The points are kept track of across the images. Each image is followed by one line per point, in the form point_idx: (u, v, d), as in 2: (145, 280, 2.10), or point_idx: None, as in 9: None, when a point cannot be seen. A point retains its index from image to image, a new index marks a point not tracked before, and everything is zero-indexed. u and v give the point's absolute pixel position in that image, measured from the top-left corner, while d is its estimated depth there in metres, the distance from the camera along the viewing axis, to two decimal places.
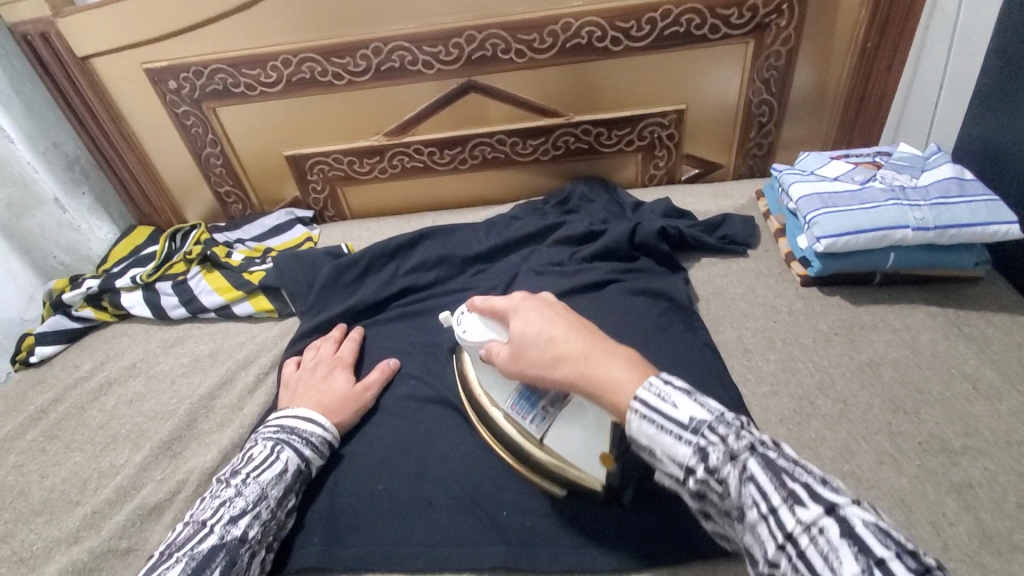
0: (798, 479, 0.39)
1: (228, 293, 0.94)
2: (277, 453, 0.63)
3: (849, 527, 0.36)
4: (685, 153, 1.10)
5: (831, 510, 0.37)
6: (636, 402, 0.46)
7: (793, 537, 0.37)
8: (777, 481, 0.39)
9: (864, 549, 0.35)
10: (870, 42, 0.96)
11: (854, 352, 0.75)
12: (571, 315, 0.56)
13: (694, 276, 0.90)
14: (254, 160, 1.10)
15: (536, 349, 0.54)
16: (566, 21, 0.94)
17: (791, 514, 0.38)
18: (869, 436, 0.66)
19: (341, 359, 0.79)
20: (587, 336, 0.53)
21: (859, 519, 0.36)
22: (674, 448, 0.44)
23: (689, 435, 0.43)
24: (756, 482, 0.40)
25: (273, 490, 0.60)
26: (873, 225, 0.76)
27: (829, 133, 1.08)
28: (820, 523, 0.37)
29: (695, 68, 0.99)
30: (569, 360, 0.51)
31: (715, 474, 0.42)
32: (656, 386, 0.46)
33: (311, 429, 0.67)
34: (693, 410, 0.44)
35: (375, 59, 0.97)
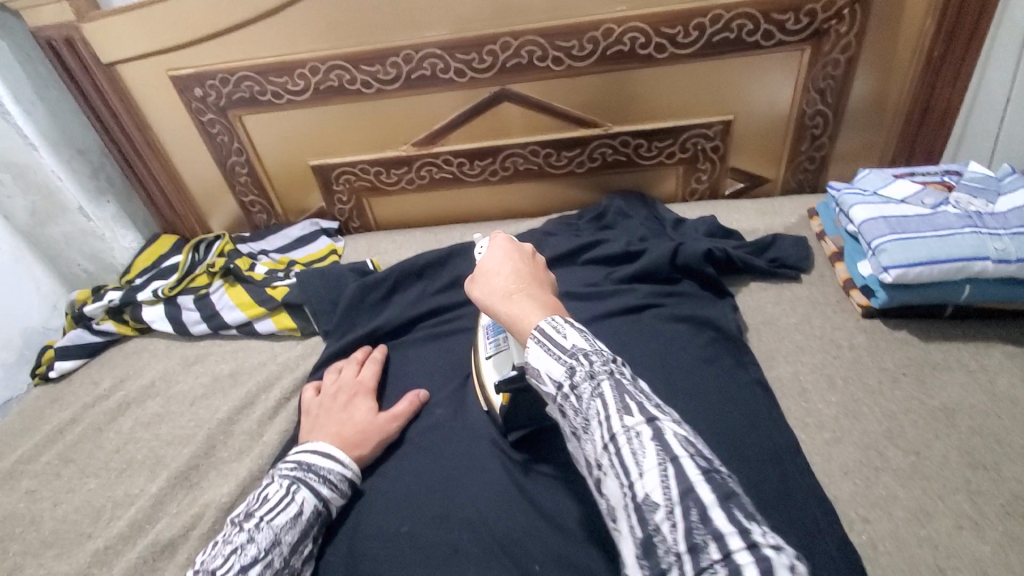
0: (636, 399, 0.43)
1: (251, 309, 0.91)
2: (293, 493, 0.60)
3: (661, 436, 0.41)
4: (729, 166, 1.03)
5: (651, 421, 0.41)
6: (533, 328, 0.49)
7: (618, 440, 0.41)
8: (620, 398, 0.43)
9: (667, 452, 0.40)
10: (938, 50, 0.88)
11: (926, 396, 0.68)
12: (534, 269, 0.59)
13: (741, 303, 0.83)
14: (279, 169, 1.07)
15: (487, 282, 0.57)
16: (608, 27, 0.88)
17: (621, 422, 0.42)
18: (946, 495, 0.59)
19: (364, 385, 0.75)
20: (528, 282, 0.56)
21: (673, 432, 0.41)
22: (550, 367, 0.47)
23: (564, 356, 0.46)
24: (603, 398, 0.43)
25: (287, 535, 0.57)
26: (949, 255, 0.69)
27: (887, 147, 1.00)
28: (638, 429, 0.41)
29: (744, 76, 0.93)
30: (499, 295, 0.55)
31: (575, 391, 0.45)
32: (555, 322, 0.49)
33: (331, 465, 0.63)
34: (576, 338, 0.47)
35: (405, 67, 0.92)
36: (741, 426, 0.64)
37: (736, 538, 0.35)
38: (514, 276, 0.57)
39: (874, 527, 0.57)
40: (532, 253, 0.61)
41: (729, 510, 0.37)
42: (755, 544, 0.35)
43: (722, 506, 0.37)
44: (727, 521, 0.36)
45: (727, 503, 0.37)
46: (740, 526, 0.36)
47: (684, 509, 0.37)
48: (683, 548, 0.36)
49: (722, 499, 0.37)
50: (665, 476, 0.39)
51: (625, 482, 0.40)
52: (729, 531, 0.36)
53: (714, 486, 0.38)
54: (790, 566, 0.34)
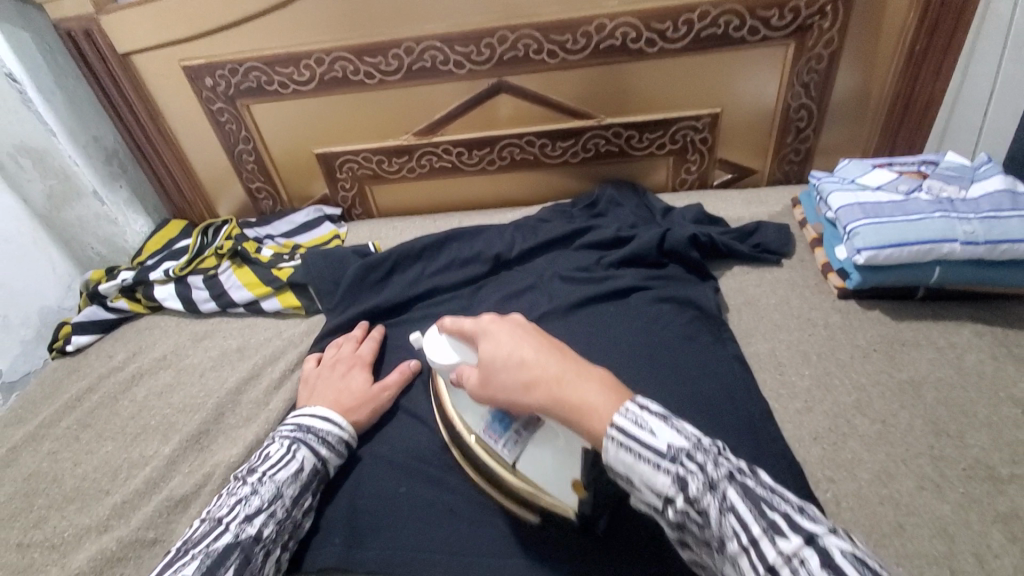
0: (775, 511, 0.39)
1: (257, 289, 0.95)
2: (294, 451, 0.63)
3: (829, 558, 0.36)
4: (718, 157, 1.07)
5: (810, 541, 0.37)
6: (614, 429, 0.43)
7: (777, 569, 0.37)
8: (757, 512, 0.39)
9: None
10: (919, 46, 0.92)
11: (894, 370, 0.72)
12: (553, 340, 0.52)
13: (725, 285, 0.87)
14: (285, 156, 1.11)
15: (514, 372, 0.49)
16: (601, 21, 0.92)
17: (771, 544, 0.37)
18: (908, 459, 0.63)
19: (361, 358, 0.79)
20: (562, 357, 0.49)
21: (837, 549, 0.36)
22: (651, 476, 0.42)
23: (669, 462, 0.42)
24: (736, 514, 0.39)
25: (289, 489, 0.60)
26: (918, 237, 0.73)
27: (870, 140, 1.04)
28: (798, 552, 0.37)
29: (731, 70, 0.97)
30: (536, 386, 0.48)
31: (695, 505, 0.41)
32: (633, 412, 0.44)
33: (329, 428, 0.67)
34: (670, 437, 0.43)
35: (407, 59, 0.97)
36: (719, 396, 0.68)
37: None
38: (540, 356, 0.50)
39: (840, 487, 0.62)
40: (530, 321, 0.55)
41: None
42: None
43: None
44: None
45: None
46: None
47: None
48: None
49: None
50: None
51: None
52: None
53: None
54: None
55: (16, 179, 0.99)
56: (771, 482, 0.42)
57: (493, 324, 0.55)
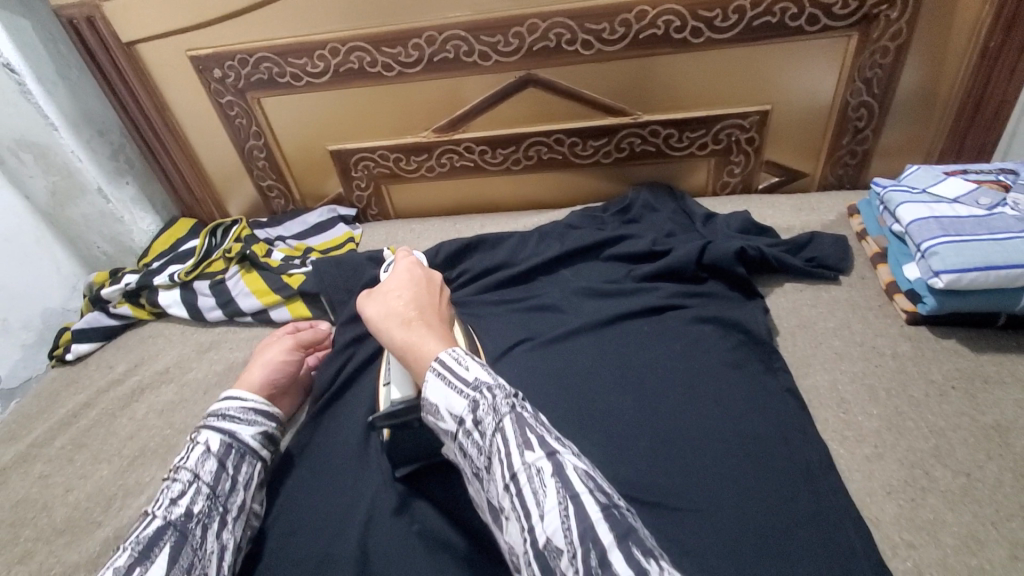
0: (537, 433, 0.44)
1: (266, 297, 0.89)
2: (195, 437, 0.61)
3: (561, 470, 0.42)
4: (764, 159, 0.98)
5: (552, 455, 0.43)
6: (434, 361, 0.50)
7: (518, 478, 0.42)
8: (521, 431, 0.44)
9: (565, 485, 0.41)
10: (992, 42, 0.82)
11: (977, 413, 0.63)
12: (435, 303, 0.61)
13: (774, 304, 0.79)
14: (297, 153, 1.05)
15: (386, 304, 0.58)
16: (642, 9, 0.83)
17: (522, 458, 0.43)
18: (1001, 522, 0.54)
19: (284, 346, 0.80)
20: (428, 311, 0.58)
21: (572, 465, 0.43)
22: (451, 400, 0.47)
23: (467, 389, 0.47)
24: (505, 434, 0.44)
25: (207, 463, 0.58)
26: (1007, 260, 0.64)
27: (935, 142, 0.94)
28: (539, 465, 0.42)
29: (785, 64, 0.88)
30: (396, 320, 0.56)
31: (479, 425, 0.46)
32: (456, 354, 0.50)
33: (227, 403, 0.66)
34: (478, 372, 0.48)
35: (428, 49, 0.89)
36: (772, 440, 0.60)
37: None
38: (415, 304, 0.59)
39: (920, 554, 0.53)
40: (435, 280, 0.64)
41: (626, 547, 0.38)
42: None
43: (620, 546, 0.38)
44: (625, 564, 0.37)
45: (626, 541, 0.39)
46: (638, 565, 0.37)
47: (585, 550, 0.38)
48: None
49: (621, 538, 0.39)
50: (565, 514, 0.40)
51: (525, 522, 0.41)
52: (626, 572, 0.37)
53: (613, 525, 0.39)
54: None
55: (17, 175, 0.95)
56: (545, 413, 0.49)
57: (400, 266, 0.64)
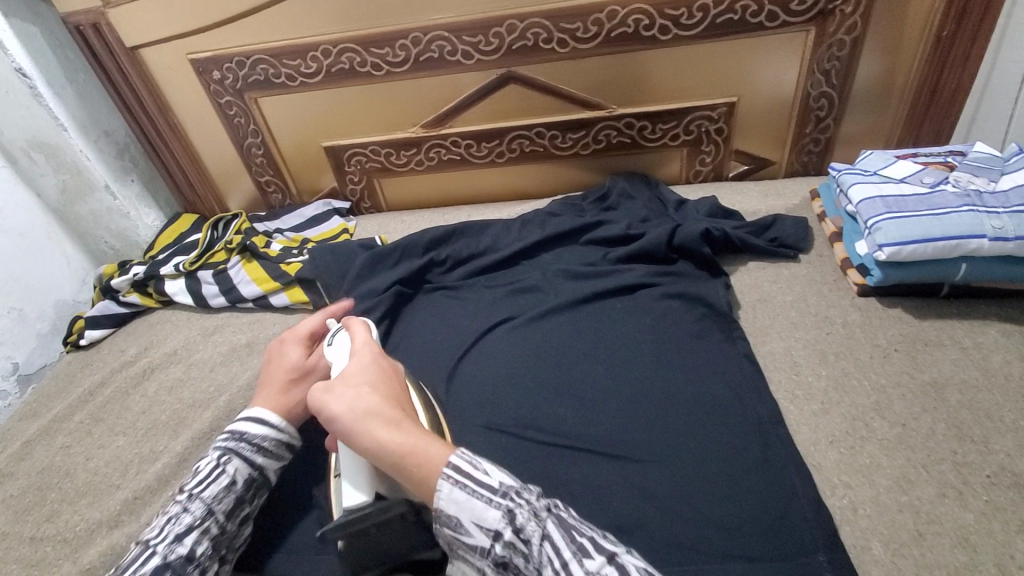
0: (586, 536, 0.45)
1: (266, 284, 0.95)
2: (223, 465, 0.60)
3: (625, 572, 0.42)
4: (733, 148, 1.04)
5: (610, 558, 0.43)
6: (446, 469, 0.47)
7: None
8: (570, 536, 0.44)
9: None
10: (947, 31, 0.87)
11: (915, 371, 0.69)
12: (399, 389, 0.58)
13: (738, 281, 0.85)
14: (293, 150, 1.11)
15: (364, 399, 0.54)
16: (612, 9, 0.89)
17: (581, 565, 0.42)
18: (931, 465, 0.60)
19: (295, 334, 0.73)
20: (400, 401, 0.56)
21: (632, 565, 0.43)
22: (483, 512, 0.45)
23: (497, 497, 0.46)
24: (553, 540, 0.44)
25: (223, 503, 0.59)
26: (943, 233, 0.69)
27: (894, 129, 1.00)
28: (602, 570, 0.42)
29: (749, 58, 0.93)
30: (382, 420, 0.52)
31: (520, 535, 0.44)
32: (469, 458, 0.48)
33: (261, 432, 0.63)
34: (501, 476, 0.47)
35: (414, 49, 0.95)
36: (729, 399, 0.67)
37: None
38: (385, 395, 0.55)
39: (857, 492, 0.59)
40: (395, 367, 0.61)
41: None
42: None
43: None
44: None
45: None
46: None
47: None
48: None
49: None
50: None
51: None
52: None
53: None
54: None
55: (31, 175, 1.00)
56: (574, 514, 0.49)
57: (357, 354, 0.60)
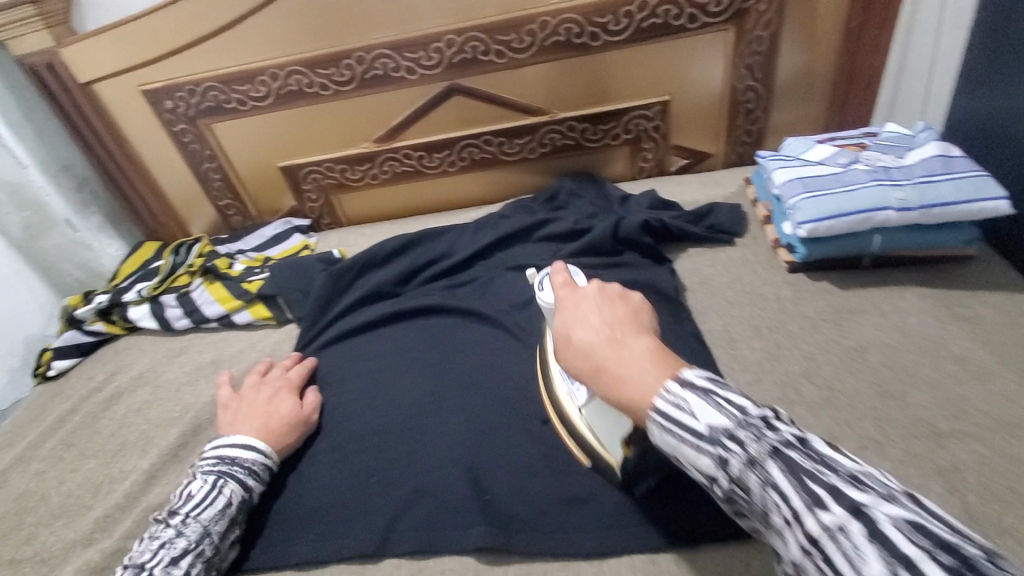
0: (821, 479, 0.36)
1: (228, 303, 0.97)
2: (219, 487, 0.63)
3: (874, 526, 0.33)
4: (672, 144, 1.10)
5: (853, 509, 0.34)
6: (653, 412, 0.43)
7: (821, 543, 0.34)
8: (797, 483, 0.36)
9: (889, 549, 0.31)
10: (855, 22, 0.94)
11: (841, 337, 0.74)
12: (629, 317, 0.50)
13: (680, 267, 0.90)
14: (249, 171, 1.14)
15: (572, 348, 0.49)
16: (543, 19, 0.94)
17: (814, 517, 0.35)
18: (856, 422, 0.65)
19: (289, 381, 0.78)
20: (626, 327, 0.48)
21: (890, 517, 0.32)
22: (696, 458, 0.41)
23: (706, 445, 0.41)
24: (777, 486, 0.37)
25: (217, 525, 0.61)
26: (854, 208, 0.75)
27: (819, 116, 1.06)
28: (840, 524, 0.34)
29: (676, 58, 0.99)
30: (591, 366, 0.47)
31: (738, 483, 0.39)
32: (675, 394, 0.42)
33: (253, 457, 0.67)
34: (710, 416, 0.41)
35: (359, 68, 0.99)
36: None
37: None
38: (605, 327, 0.49)
39: None
40: (621, 293, 0.53)
41: None
42: None
43: None
44: None
45: None
46: None
47: None
48: None
49: None
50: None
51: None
52: None
53: None
54: None
55: None
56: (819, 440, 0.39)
57: (564, 291, 0.55)
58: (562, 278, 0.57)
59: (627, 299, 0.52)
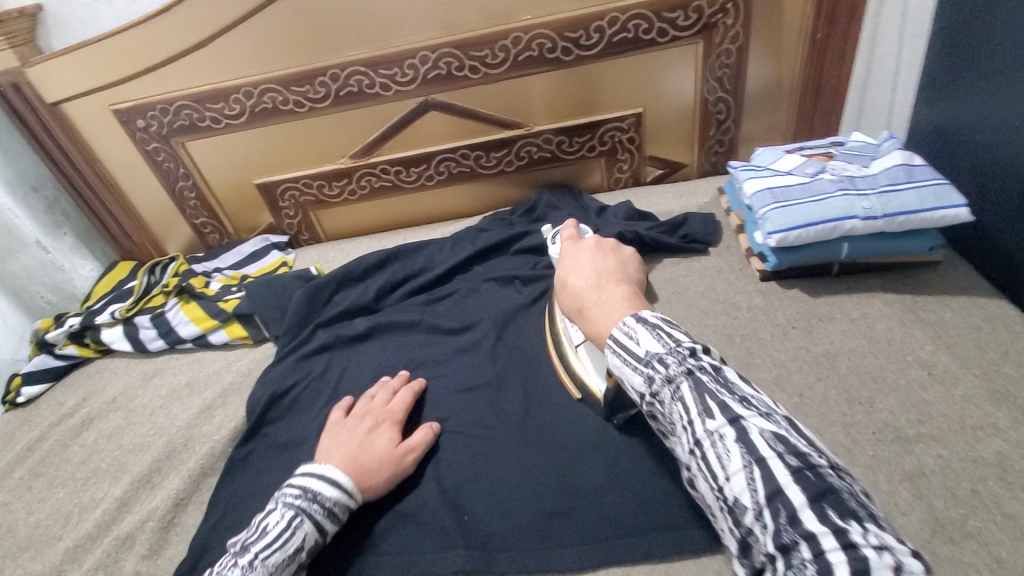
0: (718, 399, 0.46)
1: (204, 323, 0.96)
2: (293, 528, 0.58)
3: (746, 435, 0.44)
4: (647, 155, 1.11)
5: (734, 421, 0.45)
6: (611, 337, 0.55)
7: (704, 445, 0.46)
8: (699, 400, 0.47)
9: (750, 451, 0.44)
10: (820, 33, 0.97)
11: (811, 345, 0.75)
12: (613, 269, 0.70)
13: (655, 278, 0.91)
14: (225, 189, 1.13)
15: (566, 291, 0.69)
16: (516, 35, 0.95)
17: (704, 427, 0.46)
18: (827, 429, 0.66)
19: (392, 414, 0.72)
20: (608, 276, 0.68)
21: (759, 429, 0.44)
22: (630, 376, 0.52)
23: (639, 365, 0.51)
24: (684, 401, 0.48)
25: (282, 571, 0.57)
26: (821, 217, 0.76)
27: (789, 125, 1.08)
28: (722, 432, 0.45)
29: (648, 71, 1.01)
30: (580, 302, 0.65)
31: (658, 399, 0.50)
32: (626, 328, 0.54)
33: (333, 496, 0.61)
34: (649, 344, 0.51)
35: (334, 85, 0.99)
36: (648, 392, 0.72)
37: (831, 538, 0.38)
38: (594, 274, 0.69)
39: None
40: (613, 254, 0.74)
41: (819, 506, 0.40)
42: (849, 544, 0.38)
43: (812, 506, 0.40)
44: (819, 522, 0.39)
45: (819, 501, 0.40)
46: (829, 522, 0.39)
47: (774, 511, 0.41)
48: (776, 548, 0.41)
49: (814, 499, 0.40)
50: (751, 478, 0.43)
51: (714, 482, 0.45)
52: (822, 531, 0.39)
53: (805, 485, 0.41)
54: (887, 561, 0.37)
55: None
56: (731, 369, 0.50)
57: (568, 246, 0.77)
58: (569, 233, 0.81)
59: (612, 255, 0.75)
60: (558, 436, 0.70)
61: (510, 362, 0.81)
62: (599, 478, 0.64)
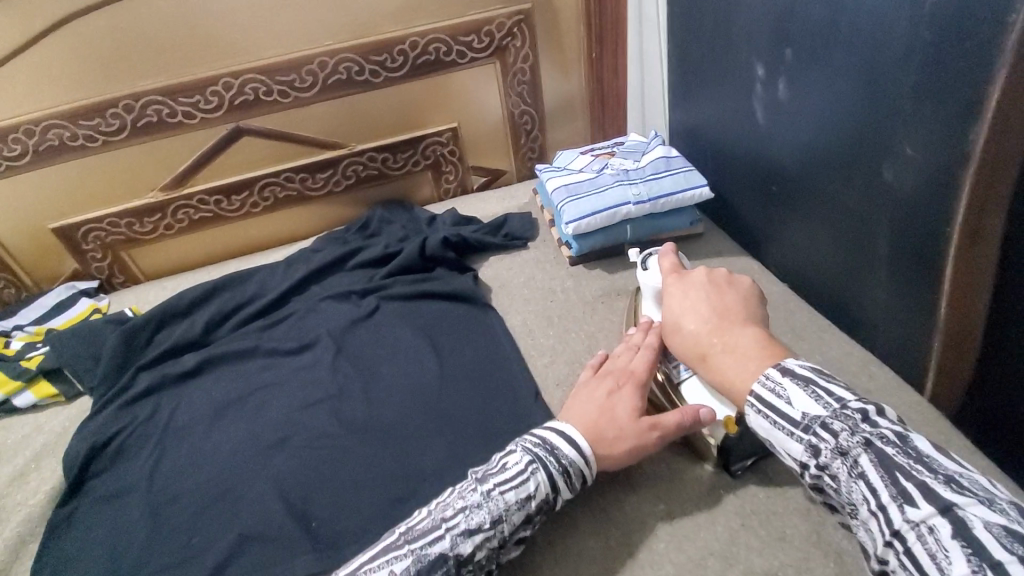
0: (915, 478, 0.43)
1: (2, 387, 0.86)
2: (526, 473, 0.55)
3: (965, 528, 0.39)
4: (470, 165, 1.20)
5: (946, 510, 0.41)
6: (750, 394, 0.53)
7: (903, 535, 0.42)
8: (889, 480, 0.44)
9: (977, 550, 0.38)
10: (593, 53, 1.14)
11: (614, 314, 0.88)
12: (737, 304, 0.63)
13: (484, 275, 0.99)
14: (13, 238, 1.02)
15: (682, 337, 0.63)
16: (321, 60, 0.99)
17: (902, 513, 0.42)
18: None
19: (636, 373, 0.65)
20: (730, 315, 0.61)
21: (980, 521, 0.39)
22: (788, 444, 0.50)
23: (798, 433, 0.49)
24: (867, 478, 0.45)
25: (513, 515, 0.53)
26: (603, 206, 0.90)
27: (587, 131, 1.24)
28: (930, 522, 0.41)
29: (455, 90, 1.10)
30: (701, 348, 0.60)
31: (828, 470, 0.48)
32: (768, 383, 0.52)
33: (569, 452, 0.57)
34: (806, 407, 0.49)
35: (129, 116, 0.95)
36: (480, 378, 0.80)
37: None
38: (712, 314, 0.62)
39: None
40: (738, 285, 0.66)
41: None
42: None
43: None
44: None
45: None
46: None
47: None
48: None
49: None
50: None
51: None
52: None
53: None
54: None
55: None
56: (920, 438, 0.46)
57: (674, 283, 0.69)
58: (670, 265, 0.72)
59: (732, 287, 0.65)
60: (401, 430, 0.74)
61: (352, 372, 0.83)
62: (438, 462, 0.69)
